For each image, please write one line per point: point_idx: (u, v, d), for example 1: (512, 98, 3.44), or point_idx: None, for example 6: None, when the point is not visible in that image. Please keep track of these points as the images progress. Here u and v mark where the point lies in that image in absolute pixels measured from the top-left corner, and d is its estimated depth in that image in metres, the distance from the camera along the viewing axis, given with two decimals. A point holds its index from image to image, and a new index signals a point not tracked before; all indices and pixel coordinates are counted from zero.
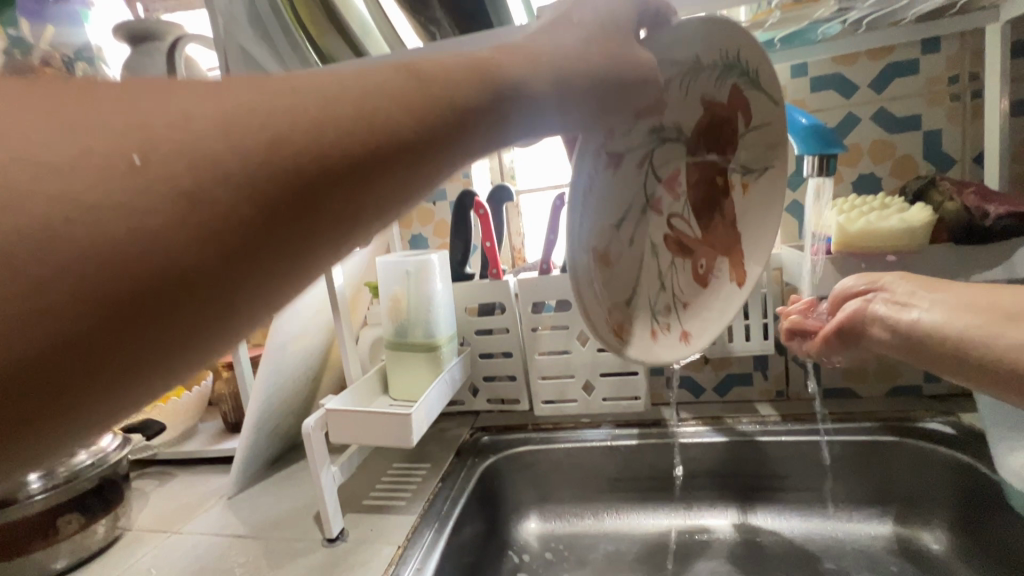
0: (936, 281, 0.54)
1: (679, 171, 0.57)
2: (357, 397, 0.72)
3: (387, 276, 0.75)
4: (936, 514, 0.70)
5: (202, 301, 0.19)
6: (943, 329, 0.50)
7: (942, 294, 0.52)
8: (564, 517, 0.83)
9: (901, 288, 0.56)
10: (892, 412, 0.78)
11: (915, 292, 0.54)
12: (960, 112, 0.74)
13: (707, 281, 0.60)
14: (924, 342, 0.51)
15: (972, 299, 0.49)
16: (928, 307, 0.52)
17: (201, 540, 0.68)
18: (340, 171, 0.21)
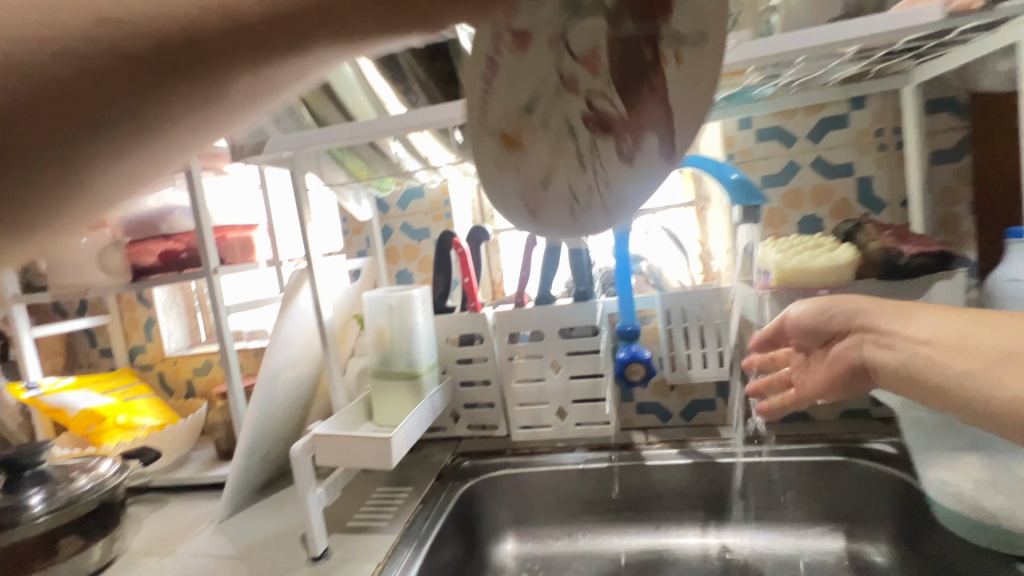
0: (915, 311, 0.54)
1: (600, 43, 0.39)
2: (343, 424, 0.78)
3: (372, 310, 0.81)
4: (881, 529, 0.75)
5: (51, 162, 0.20)
6: (938, 371, 0.48)
7: (924, 329, 0.51)
8: (540, 538, 0.87)
9: (883, 324, 0.56)
10: (842, 433, 0.83)
11: (897, 330, 0.55)
12: (887, 161, 0.83)
13: (636, 160, 0.40)
14: (925, 385, 0.50)
15: (963, 335, 0.48)
16: (916, 345, 0.51)
17: (194, 561, 0.72)
18: (174, 44, 0.19)
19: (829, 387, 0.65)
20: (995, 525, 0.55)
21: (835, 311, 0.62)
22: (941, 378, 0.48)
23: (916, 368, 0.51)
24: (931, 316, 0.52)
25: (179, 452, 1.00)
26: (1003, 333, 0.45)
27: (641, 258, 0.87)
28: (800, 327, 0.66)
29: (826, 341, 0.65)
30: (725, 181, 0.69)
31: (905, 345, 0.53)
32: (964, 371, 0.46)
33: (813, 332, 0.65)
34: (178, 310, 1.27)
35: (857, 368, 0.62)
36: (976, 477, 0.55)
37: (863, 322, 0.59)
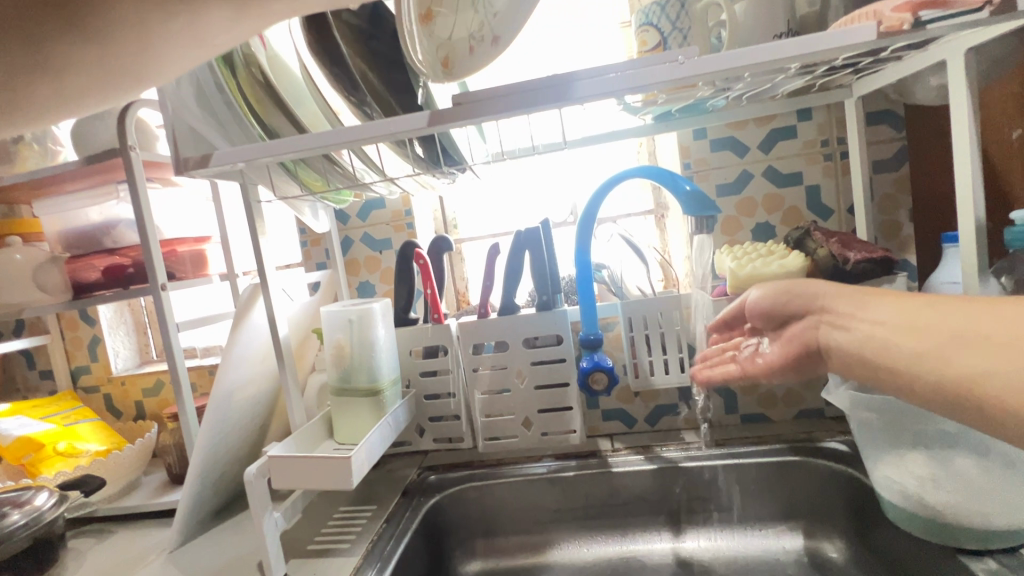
0: (873, 297, 0.54)
1: None
2: (300, 444, 0.75)
3: (331, 324, 0.79)
4: (836, 526, 0.77)
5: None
6: (892, 352, 0.48)
7: (881, 314, 0.51)
8: (509, 551, 0.86)
9: (842, 309, 0.56)
10: (798, 434, 0.86)
11: (855, 314, 0.54)
12: (833, 169, 0.86)
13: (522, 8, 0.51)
14: (879, 368, 0.50)
15: (915, 317, 0.48)
16: (871, 325, 0.52)
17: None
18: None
19: (781, 366, 0.65)
20: (941, 520, 0.57)
21: (792, 296, 0.63)
22: (894, 360, 0.48)
23: (869, 346, 0.51)
24: (888, 302, 0.52)
25: (126, 479, 0.94)
26: (950, 312, 0.45)
27: (603, 267, 0.88)
28: (758, 309, 0.66)
29: (782, 324, 0.65)
30: (678, 192, 0.70)
31: (860, 327, 0.53)
32: (915, 352, 0.46)
33: (771, 315, 0.65)
34: (125, 328, 1.21)
35: (812, 349, 0.61)
36: (920, 474, 0.58)
37: (822, 306, 0.59)
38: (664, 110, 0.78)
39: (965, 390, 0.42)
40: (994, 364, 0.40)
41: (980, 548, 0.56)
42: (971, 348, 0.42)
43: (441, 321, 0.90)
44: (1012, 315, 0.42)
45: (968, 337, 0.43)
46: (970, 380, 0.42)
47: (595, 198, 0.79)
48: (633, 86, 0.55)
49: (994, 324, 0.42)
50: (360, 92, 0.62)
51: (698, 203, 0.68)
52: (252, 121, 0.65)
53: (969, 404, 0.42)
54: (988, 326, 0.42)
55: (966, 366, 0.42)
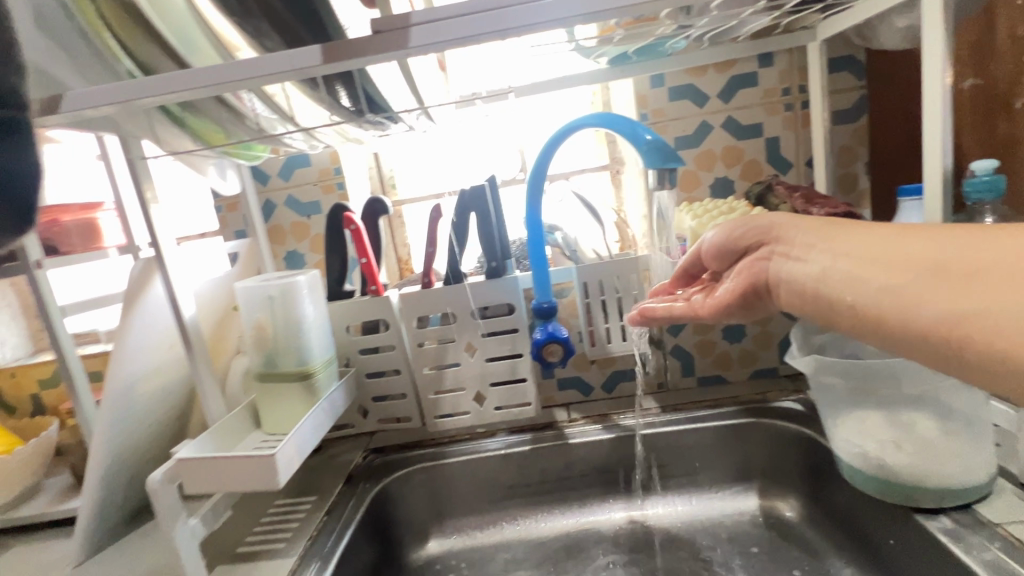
0: (832, 226, 0.47)
1: None
2: (218, 441, 0.66)
3: (248, 302, 0.69)
4: (791, 485, 0.77)
5: None
6: (857, 286, 0.42)
7: (845, 244, 0.45)
8: (463, 532, 0.82)
9: (798, 238, 0.49)
10: (754, 394, 0.85)
11: (810, 243, 0.47)
12: (793, 120, 0.82)
13: None
14: (835, 305, 0.44)
15: (886, 248, 0.42)
16: (834, 257, 0.45)
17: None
18: None
19: (725, 304, 0.55)
20: (898, 481, 0.56)
21: (747, 223, 0.53)
22: (859, 294, 0.42)
23: (830, 278, 0.44)
24: (853, 231, 0.45)
25: (21, 486, 0.82)
26: (928, 243, 0.40)
27: (556, 228, 0.81)
28: (711, 245, 0.57)
29: (732, 259, 0.56)
30: (639, 143, 0.63)
31: (816, 258, 0.46)
32: (886, 286, 0.41)
33: (724, 249, 0.56)
34: (10, 311, 1.02)
35: (761, 284, 0.53)
36: (880, 435, 0.57)
37: (778, 235, 0.51)
38: (620, 52, 0.70)
39: (937, 330, 0.37)
40: (982, 303, 0.36)
41: (935, 506, 0.55)
42: (948, 284, 0.38)
43: (380, 293, 0.81)
44: (999, 246, 0.37)
45: (952, 272, 0.38)
46: (953, 319, 0.37)
47: (546, 151, 0.70)
48: (586, 13, 0.46)
49: (982, 258, 0.37)
50: (261, 27, 0.50)
51: (660, 154, 0.60)
52: (116, 48, 0.52)
53: (944, 344, 0.37)
54: (975, 259, 0.37)
55: (949, 304, 0.37)
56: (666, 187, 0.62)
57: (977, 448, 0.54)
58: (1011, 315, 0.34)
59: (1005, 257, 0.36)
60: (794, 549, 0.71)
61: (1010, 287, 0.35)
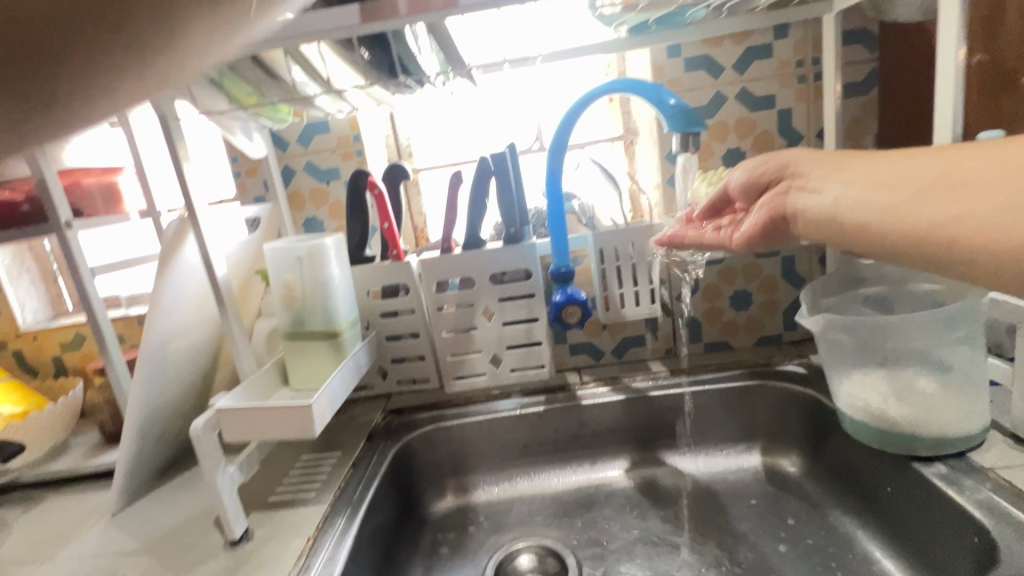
0: (843, 157, 0.50)
1: None
2: (250, 394, 0.69)
3: (277, 262, 0.71)
4: (792, 443, 0.81)
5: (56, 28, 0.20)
6: (862, 209, 0.46)
7: (852, 172, 0.48)
8: (480, 487, 0.86)
9: (813, 170, 0.52)
10: (758, 359, 0.89)
11: (823, 174, 0.51)
12: (805, 93, 0.84)
13: None
14: (845, 227, 0.48)
15: (888, 169, 0.45)
16: (843, 185, 0.48)
17: (100, 557, 0.64)
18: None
19: (749, 239, 0.60)
20: (898, 432, 0.60)
21: (767, 161, 0.57)
22: (865, 214, 0.45)
23: (839, 203, 0.48)
24: (861, 159, 0.48)
25: (53, 442, 0.85)
26: (925, 160, 0.43)
27: (573, 196, 0.83)
28: (735, 184, 0.61)
29: (756, 194, 0.60)
30: (662, 107, 0.64)
31: (829, 188, 0.50)
32: (887, 204, 0.44)
33: (746, 186, 0.59)
34: (29, 276, 1.04)
35: (782, 217, 0.57)
36: (882, 389, 0.60)
37: (795, 170, 0.54)
38: (640, 20, 0.70)
39: (932, 238, 0.41)
40: (972, 204, 0.38)
41: (931, 454, 0.59)
42: (939, 195, 0.41)
43: (401, 258, 0.83)
44: (987, 152, 0.39)
45: (947, 182, 0.40)
46: (944, 227, 0.40)
47: (570, 116, 0.74)
48: None
49: (973, 164, 0.39)
50: None
51: (684, 119, 0.62)
52: None
53: (940, 250, 0.40)
54: (966, 166, 0.40)
55: (943, 211, 0.40)
56: (689, 150, 0.64)
57: (972, 401, 0.58)
58: (993, 215, 0.37)
59: (988, 162, 0.39)
60: (795, 500, 0.75)
61: (998, 187, 0.37)
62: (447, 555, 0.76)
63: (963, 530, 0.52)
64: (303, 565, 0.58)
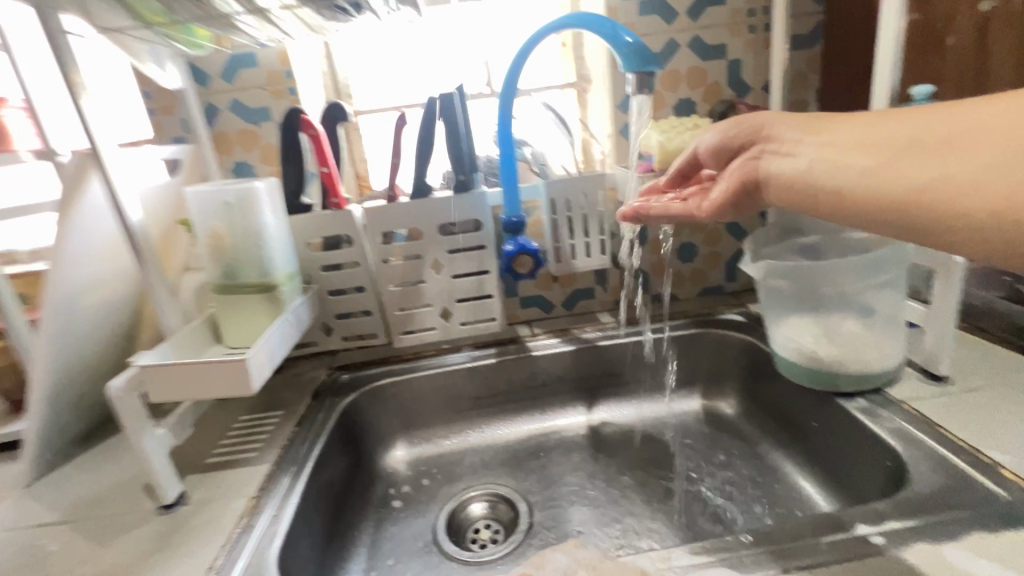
0: (820, 119, 0.48)
1: None
2: (180, 352, 0.64)
3: (201, 208, 0.64)
4: (730, 386, 0.85)
5: None
6: (837, 173, 0.44)
7: (826, 135, 0.46)
8: (431, 440, 0.85)
9: (787, 134, 0.50)
10: (701, 309, 0.92)
11: (798, 137, 0.49)
12: (755, 44, 0.84)
13: None
14: (819, 192, 0.46)
15: (866, 130, 0.43)
16: (816, 148, 0.47)
17: (15, 531, 0.59)
18: None
19: (718, 206, 0.59)
20: (826, 370, 0.64)
21: (740, 123, 0.55)
22: (840, 179, 0.44)
23: (815, 168, 0.46)
24: (835, 123, 0.47)
25: None
26: (902, 120, 0.41)
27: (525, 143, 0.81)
28: (706, 148, 0.59)
29: (726, 160, 0.58)
30: (618, 45, 0.62)
31: (804, 152, 0.48)
32: (863, 168, 0.42)
33: (718, 150, 0.58)
34: None
35: (752, 183, 0.55)
36: (814, 331, 0.64)
37: (768, 133, 0.52)
38: None
39: (913, 200, 0.39)
40: (951, 167, 0.37)
41: (853, 389, 0.64)
42: (919, 154, 0.39)
43: (342, 207, 0.78)
44: (966, 112, 0.38)
45: (927, 141, 0.39)
46: (924, 189, 0.38)
47: (520, 56, 0.70)
48: None
49: (952, 122, 0.38)
50: None
51: (639, 57, 0.61)
52: None
53: (921, 213, 0.39)
54: (946, 126, 0.38)
55: (919, 173, 0.39)
56: (644, 91, 0.63)
57: (891, 342, 0.63)
58: (977, 172, 0.35)
59: (968, 119, 0.37)
60: (731, 438, 0.80)
61: (980, 148, 0.36)
62: (400, 508, 0.76)
63: (879, 456, 0.57)
64: (246, 525, 0.56)
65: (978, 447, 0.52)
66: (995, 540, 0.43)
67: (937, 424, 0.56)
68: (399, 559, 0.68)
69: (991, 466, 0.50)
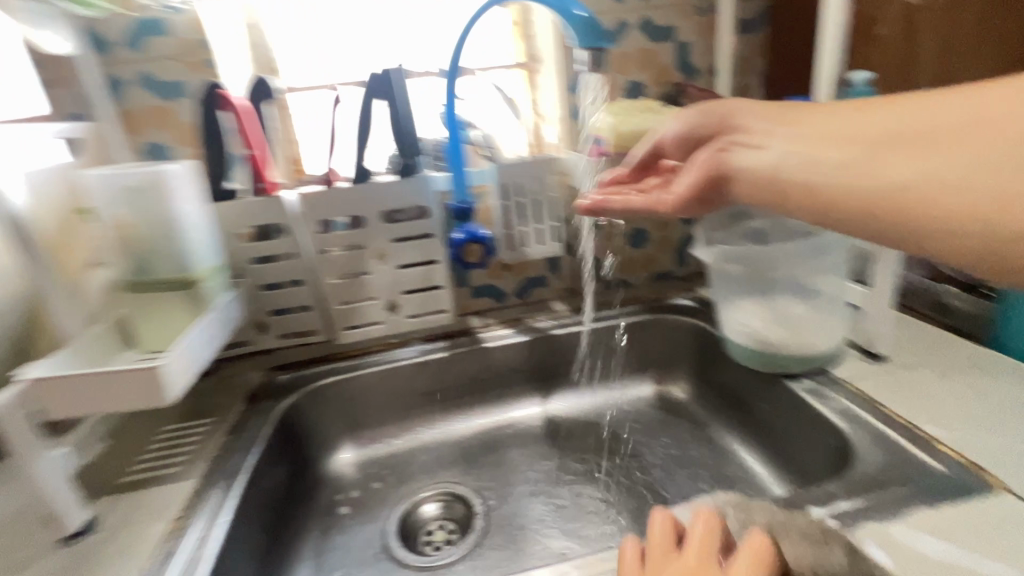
0: (791, 111, 0.48)
1: None
2: (80, 360, 0.56)
3: (104, 194, 0.56)
4: (682, 371, 0.86)
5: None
6: (809, 165, 0.43)
7: (798, 128, 0.46)
8: (379, 440, 0.81)
9: (756, 125, 0.50)
10: (653, 295, 0.92)
11: (770, 130, 0.48)
12: (703, 27, 0.83)
13: None
14: (785, 185, 0.45)
15: (842, 124, 0.42)
16: (787, 140, 0.46)
17: None
18: None
19: (682, 199, 0.58)
20: (773, 352, 0.65)
21: (706, 113, 0.55)
22: (811, 172, 0.43)
23: (784, 160, 0.45)
24: (808, 115, 0.46)
25: None
26: (877, 115, 0.41)
27: (472, 125, 0.76)
28: (671, 138, 0.59)
29: (691, 151, 0.58)
30: (569, 20, 0.59)
31: (773, 143, 0.47)
32: (837, 162, 0.41)
33: (682, 139, 0.57)
34: None
35: (717, 175, 0.54)
36: (764, 315, 0.65)
37: (734, 124, 0.52)
38: None
39: (886, 198, 0.38)
40: (925, 164, 0.36)
41: (800, 370, 0.65)
42: (895, 151, 0.38)
43: (271, 192, 0.72)
44: (943, 108, 0.37)
45: (902, 138, 0.38)
46: (899, 187, 0.38)
47: (467, 28, 0.65)
48: None
49: (930, 118, 0.37)
50: None
51: (592, 32, 0.58)
52: None
53: (894, 211, 0.38)
54: (923, 122, 0.38)
55: (897, 170, 0.38)
56: (597, 69, 0.60)
57: (835, 323, 0.64)
58: (951, 170, 0.35)
59: (944, 117, 0.37)
60: (684, 423, 0.80)
61: (956, 146, 0.35)
62: (347, 514, 0.71)
63: (824, 434, 0.59)
64: (167, 552, 0.50)
65: (914, 423, 0.54)
66: (937, 516, 0.44)
67: (877, 402, 0.58)
68: (347, 570, 0.64)
69: (928, 441, 0.52)
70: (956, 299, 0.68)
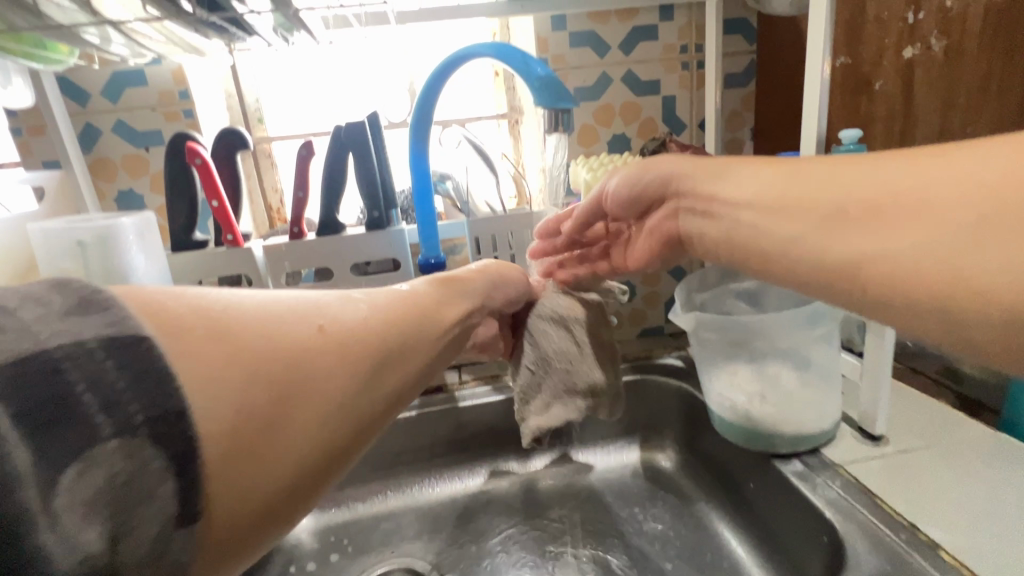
0: (732, 167, 0.43)
1: None
2: None
3: (49, 247, 0.55)
4: (668, 437, 0.80)
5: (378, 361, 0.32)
6: (761, 236, 0.39)
7: (744, 188, 0.41)
8: (343, 504, 0.76)
9: (701, 187, 0.45)
10: (639, 352, 0.86)
11: (717, 193, 0.44)
12: (689, 80, 0.81)
13: None
14: (746, 253, 0.42)
15: (786, 188, 0.38)
16: (736, 209, 0.42)
17: None
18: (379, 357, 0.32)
19: (645, 261, 0.56)
20: (758, 429, 0.59)
21: (649, 175, 0.50)
22: (762, 244, 0.39)
23: (739, 232, 0.41)
24: (751, 172, 0.41)
25: None
26: (821, 178, 0.35)
27: (447, 177, 0.75)
28: (614, 200, 0.53)
29: (642, 213, 0.53)
30: (531, 79, 0.57)
31: (724, 213, 0.43)
32: (786, 234, 0.37)
33: (628, 203, 0.52)
34: None
35: (675, 239, 0.52)
36: (750, 388, 0.60)
37: (680, 187, 0.48)
38: None
39: (840, 276, 0.34)
40: (875, 241, 0.32)
41: (789, 451, 0.59)
42: (843, 223, 0.33)
43: (239, 244, 0.69)
44: (891, 173, 0.32)
45: (849, 209, 0.33)
46: (851, 264, 0.33)
47: (432, 86, 0.64)
48: None
49: (877, 185, 0.32)
50: None
51: (553, 93, 0.56)
52: None
53: (850, 290, 0.33)
54: (868, 190, 0.32)
55: (843, 245, 0.33)
56: (559, 129, 0.58)
57: (827, 398, 0.59)
58: (906, 252, 0.30)
59: (894, 184, 0.31)
60: (669, 497, 0.74)
61: (906, 222, 0.30)
62: None
63: (815, 529, 0.53)
64: None
65: (914, 522, 0.48)
66: None
67: (876, 496, 0.52)
68: None
69: (930, 547, 0.46)
70: (966, 364, 0.63)
